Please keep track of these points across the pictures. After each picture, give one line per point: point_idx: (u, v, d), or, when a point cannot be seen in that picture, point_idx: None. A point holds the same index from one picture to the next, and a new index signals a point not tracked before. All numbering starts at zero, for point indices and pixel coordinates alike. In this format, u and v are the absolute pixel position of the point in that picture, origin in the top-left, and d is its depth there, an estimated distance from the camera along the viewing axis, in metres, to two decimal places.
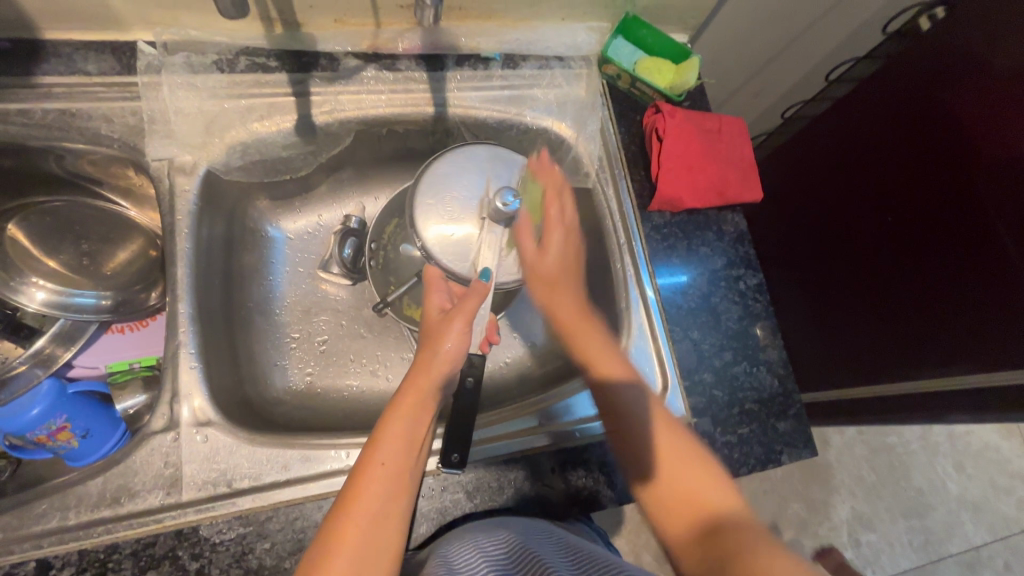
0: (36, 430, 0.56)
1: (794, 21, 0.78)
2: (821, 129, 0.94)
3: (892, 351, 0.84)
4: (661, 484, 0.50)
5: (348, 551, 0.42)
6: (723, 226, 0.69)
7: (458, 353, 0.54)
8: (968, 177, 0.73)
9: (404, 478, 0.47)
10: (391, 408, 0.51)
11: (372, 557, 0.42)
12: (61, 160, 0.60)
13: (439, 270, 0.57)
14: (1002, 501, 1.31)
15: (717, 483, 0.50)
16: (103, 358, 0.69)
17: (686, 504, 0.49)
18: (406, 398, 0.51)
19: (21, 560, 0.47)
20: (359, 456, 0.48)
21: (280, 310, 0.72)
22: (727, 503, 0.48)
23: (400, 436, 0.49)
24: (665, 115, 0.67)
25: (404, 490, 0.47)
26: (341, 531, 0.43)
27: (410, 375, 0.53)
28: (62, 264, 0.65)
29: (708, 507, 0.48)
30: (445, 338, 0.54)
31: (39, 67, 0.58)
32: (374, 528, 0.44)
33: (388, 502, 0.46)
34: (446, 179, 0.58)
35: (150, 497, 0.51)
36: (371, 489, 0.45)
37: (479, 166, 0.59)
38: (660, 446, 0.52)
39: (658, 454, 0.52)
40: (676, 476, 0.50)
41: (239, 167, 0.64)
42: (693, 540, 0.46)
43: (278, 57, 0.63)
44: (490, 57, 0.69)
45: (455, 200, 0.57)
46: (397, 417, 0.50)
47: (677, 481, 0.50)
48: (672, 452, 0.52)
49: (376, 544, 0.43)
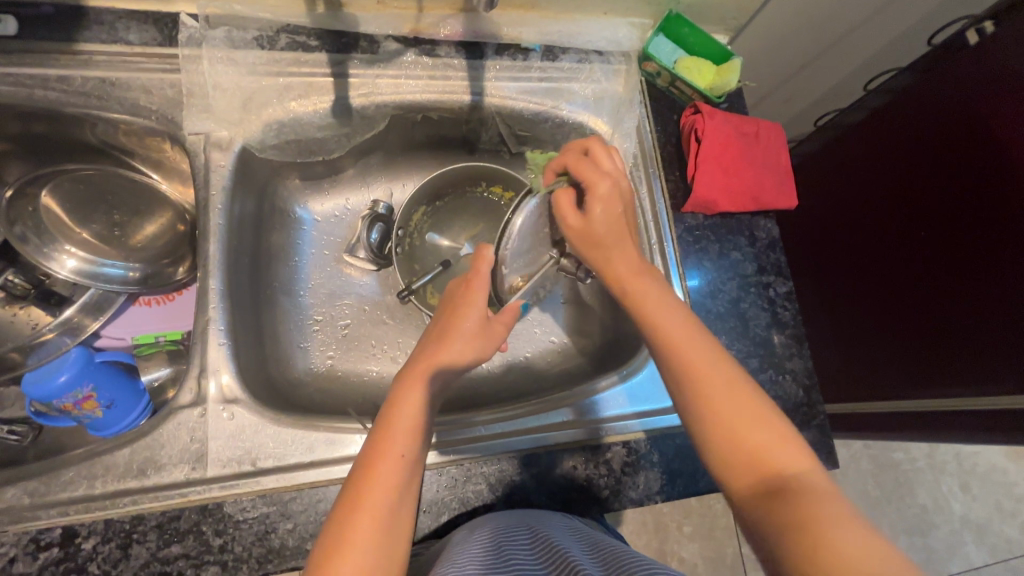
0: (62, 398, 0.54)
1: (838, 27, 0.77)
2: (859, 139, 0.92)
3: (914, 364, 0.84)
4: (722, 437, 0.42)
5: (359, 543, 0.40)
6: (756, 231, 0.68)
7: (467, 356, 0.53)
8: (1004, 192, 0.71)
9: (416, 469, 0.45)
10: (404, 385, 0.49)
11: (387, 550, 0.40)
12: (96, 129, 0.60)
13: (491, 261, 0.55)
14: (1007, 524, 1.30)
15: (787, 443, 0.41)
16: (130, 330, 0.69)
17: (747, 456, 0.41)
18: (416, 381, 0.49)
19: (47, 527, 0.47)
20: (373, 436, 0.46)
21: (303, 292, 0.71)
22: (797, 464, 0.40)
23: (411, 423, 0.46)
24: (704, 116, 0.66)
25: (412, 488, 0.45)
26: (353, 520, 0.41)
27: (416, 364, 0.51)
28: (94, 235, 0.64)
29: (776, 471, 0.40)
30: (458, 340, 0.53)
31: (81, 34, 0.58)
32: (387, 522, 0.41)
33: (400, 496, 0.43)
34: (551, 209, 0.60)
35: (175, 471, 0.51)
36: (382, 477, 0.43)
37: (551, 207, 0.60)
38: (714, 403, 0.44)
39: (709, 405, 0.44)
40: (729, 435, 0.42)
41: (274, 146, 0.64)
42: (754, 502, 0.39)
43: (319, 36, 0.63)
44: (530, 48, 0.67)
45: (539, 235, 0.60)
46: (409, 400, 0.48)
47: (736, 438, 0.42)
48: (725, 408, 0.43)
49: (388, 540, 0.41)
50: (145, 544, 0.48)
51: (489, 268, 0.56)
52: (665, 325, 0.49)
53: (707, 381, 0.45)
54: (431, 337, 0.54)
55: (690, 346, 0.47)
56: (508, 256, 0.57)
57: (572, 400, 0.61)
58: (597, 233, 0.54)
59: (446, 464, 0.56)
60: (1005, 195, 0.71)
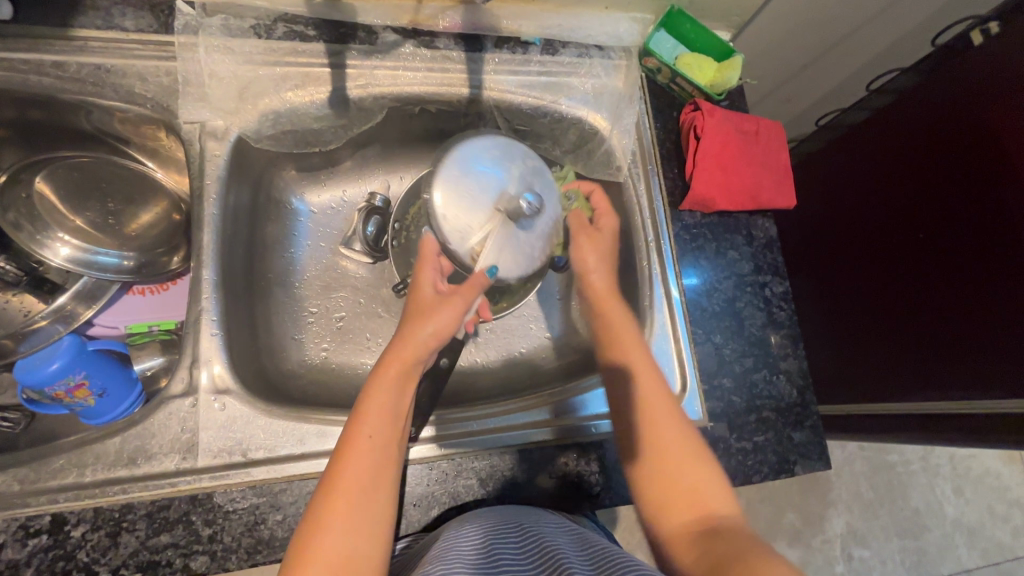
0: (53, 386, 0.55)
1: (842, 24, 0.76)
2: (858, 141, 0.92)
3: (909, 367, 0.84)
4: (662, 488, 0.50)
5: (333, 525, 0.41)
6: (753, 231, 0.68)
7: (443, 332, 0.52)
8: (999, 193, 0.71)
9: (391, 451, 0.46)
10: (376, 373, 0.49)
11: (362, 531, 0.42)
12: (90, 116, 0.59)
13: (434, 244, 0.56)
14: (999, 528, 1.30)
15: (715, 496, 0.49)
16: (123, 318, 0.69)
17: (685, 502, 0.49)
18: (388, 369, 0.49)
19: (36, 514, 0.47)
20: (347, 424, 0.47)
21: (299, 283, 0.71)
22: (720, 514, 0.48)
23: (382, 410, 0.47)
24: (704, 113, 0.65)
25: (387, 472, 0.45)
26: (325, 504, 0.42)
27: (392, 346, 0.51)
28: (87, 222, 0.64)
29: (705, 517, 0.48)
30: (430, 317, 0.52)
31: (75, 19, 0.57)
32: (358, 503, 0.42)
33: (370, 480, 0.43)
34: (476, 161, 0.52)
35: (166, 461, 0.51)
36: (353, 464, 0.44)
37: (483, 152, 0.53)
38: (671, 454, 0.52)
39: (659, 452, 0.52)
40: (680, 483, 0.50)
41: (270, 136, 0.63)
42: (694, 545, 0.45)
43: (316, 26, 0.62)
44: (530, 41, 0.67)
45: (477, 192, 0.52)
46: (381, 389, 0.48)
47: (675, 487, 0.50)
48: (676, 458, 0.52)
49: (362, 523, 0.42)
50: (135, 532, 0.48)
51: (433, 252, 0.56)
52: (644, 373, 0.57)
53: (664, 434, 0.53)
54: (405, 320, 0.54)
55: (657, 400, 0.55)
56: (443, 231, 0.51)
57: (565, 396, 0.61)
58: (598, 246, 0.65)
59: (438, 458, 0.56)
60: (1000, 201, 0.71)
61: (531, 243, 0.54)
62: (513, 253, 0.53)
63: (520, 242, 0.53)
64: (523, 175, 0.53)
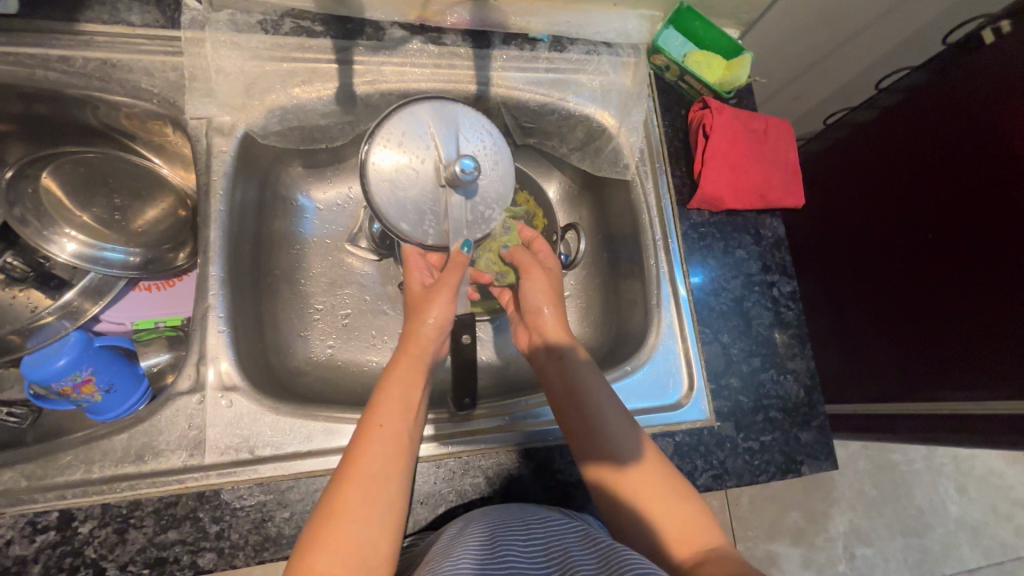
0: (61, 382, 0.54)
1: (853, 22, 0.75)
2: (866, 140, 0.92)
3: (920, 366, 0.83)
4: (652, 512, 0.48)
5: (349, 515, 0.40)
6: (762, 230, 0.68)
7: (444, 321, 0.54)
8: (1006, 190, 0.71)
9: (406, 442, 0.47)
10: (390, 367, 0.51)
11: (376, 519, 0.41)
12: (97, 112, 0.59)
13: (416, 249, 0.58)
14: (1003, 528, 1.30)
15: (706, 525, 0.47)
16: (129, 315, 0.69)
17: (679, 526, 0.47)
18: (400, 362, 0.51)
19: (44, 510, 0.47)
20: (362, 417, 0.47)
21: (305, 280, 0.71)
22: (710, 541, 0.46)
23: (396, 401, 0.48)
24: (712, 111, 0.65)
25: (402, 461, 0.45)
26: (340, 494, 0.41)
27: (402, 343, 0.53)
28: (94, 218, 0.63)
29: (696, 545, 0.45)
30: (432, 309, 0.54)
31: (82, 14, 0.57)
32: (374, 491, 0.42)
33: (385, 467, 0.44)
34: (398, 146, 0.53)
35: (173, 458, 0.51)
36: (369, 451, 0.44)
37: (402, 134, 0.53)
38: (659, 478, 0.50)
39: (643, 481, 0.50)
40: (663, 511, 0.48)
41: (277, 132, 0.62)
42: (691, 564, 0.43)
43: (324, 21, 0.62)
44: (538, 38, 0.66)
45: (414, 178, 0.53)
46: (394, 382, 0.49)
47: (669, 509, 0.48)
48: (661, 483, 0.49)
49: (376, 509, 0.41)
50: (142, 529, 0.48)
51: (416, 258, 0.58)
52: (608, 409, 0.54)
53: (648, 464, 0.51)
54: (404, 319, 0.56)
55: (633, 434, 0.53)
56: (403, 230, 0.53)
57: None
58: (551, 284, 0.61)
59: (444, 457, 0.56)
60: (1006, 197, 0.71)
61: (489, 197, 0.56)
62: (475, 214, 0.56)
63: (476, 201, 0.56)
64: (445, 134, 0.54)
